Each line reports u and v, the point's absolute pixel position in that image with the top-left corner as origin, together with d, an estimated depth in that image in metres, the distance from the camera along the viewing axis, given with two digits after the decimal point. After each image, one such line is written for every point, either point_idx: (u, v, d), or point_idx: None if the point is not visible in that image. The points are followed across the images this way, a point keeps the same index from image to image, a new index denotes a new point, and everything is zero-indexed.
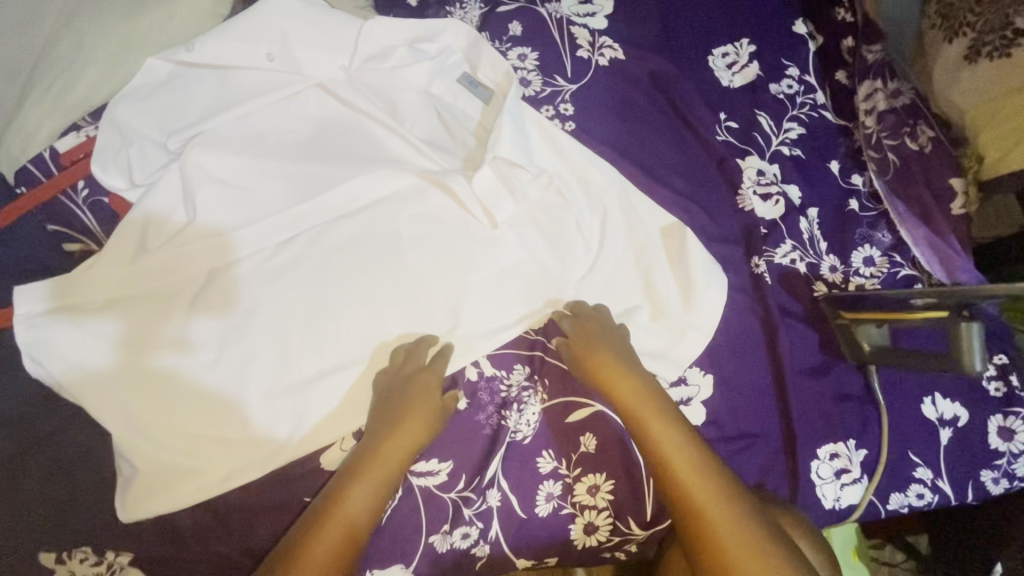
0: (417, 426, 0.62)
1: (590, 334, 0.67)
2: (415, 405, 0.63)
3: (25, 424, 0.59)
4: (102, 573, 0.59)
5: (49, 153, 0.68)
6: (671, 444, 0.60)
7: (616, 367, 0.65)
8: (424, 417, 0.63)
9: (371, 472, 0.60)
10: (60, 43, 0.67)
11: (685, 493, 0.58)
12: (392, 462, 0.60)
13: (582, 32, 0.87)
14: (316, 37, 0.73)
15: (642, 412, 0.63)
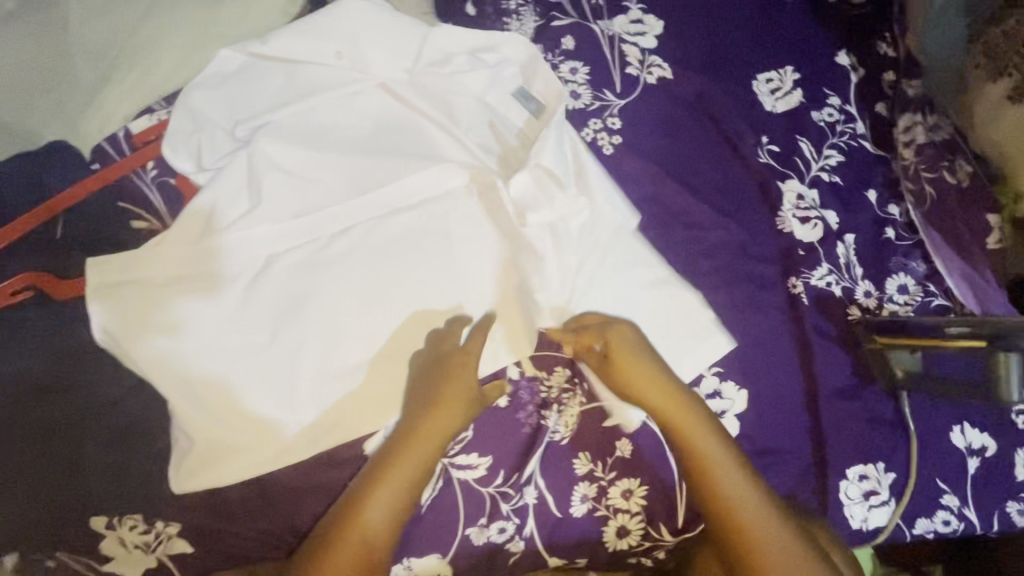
0: (448, 418, 0.63)
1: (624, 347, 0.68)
2: (451, 394, 0.64)
3: (87, 391, 0.61)
4: (149, 541, 0.61)
5: (123, 133, 0.71)
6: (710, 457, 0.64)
7: (652, 380, 0.67)
8: (458, 408, 0.64)
9: (402, 467, 0.61)
10: (145, 32, 0.71)
11: (723, 505, 0.63)
12: (425, 457, 0.62)
13: (632, 50, 0.89)
14: (380, 40, 0.77)
15: (680, 426, 0.66)
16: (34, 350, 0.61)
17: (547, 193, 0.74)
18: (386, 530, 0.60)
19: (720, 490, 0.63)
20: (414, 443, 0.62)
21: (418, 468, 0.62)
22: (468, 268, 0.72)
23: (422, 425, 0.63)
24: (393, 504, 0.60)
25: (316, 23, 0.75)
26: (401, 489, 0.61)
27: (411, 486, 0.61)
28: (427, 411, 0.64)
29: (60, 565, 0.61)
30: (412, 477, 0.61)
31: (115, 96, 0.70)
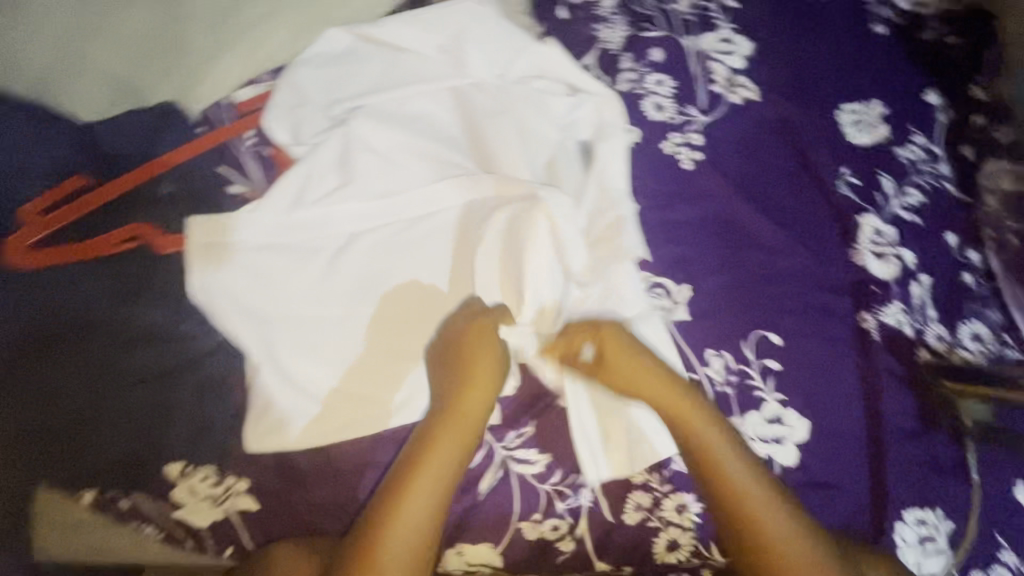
0: (476, 408, 0.64)
1: (614, 344, 0.68)
2: (475, 377, 0.64)
3: (176, 342, 0.64)
4: (218, 494, 0.63)
5: (226, 101, 0.74)
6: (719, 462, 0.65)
7: (648, 381, 0.68)
8: (483, 396, 0.64)
9: (436, 463, 0.61)
10: (266, 19, 0.77)
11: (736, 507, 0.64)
12: (457, 450, 0.62)
13: (720, 68, 0.89)
14: (483, 39, 0.79)
15: (685, 427, 0.66)
16: (137, 296, 0.63)
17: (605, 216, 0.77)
18: (428, 526, 0.60)
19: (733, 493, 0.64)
20: (443, 439, 0.62)
21: (452, 465, 0.62)
22: (524, 271, 0.70)
23: (448, 418, 0.63)
24: (434, 501, 0.60)
25: (426, 17, 0.78)
26: (437, 486, 0.61)
27: (447, 484, 0.61)
28: (452, 402, 0.64)
29: (133, 508, 0.62)
30: (447, 472, 0.61)
31: (231, 68, 0.75)
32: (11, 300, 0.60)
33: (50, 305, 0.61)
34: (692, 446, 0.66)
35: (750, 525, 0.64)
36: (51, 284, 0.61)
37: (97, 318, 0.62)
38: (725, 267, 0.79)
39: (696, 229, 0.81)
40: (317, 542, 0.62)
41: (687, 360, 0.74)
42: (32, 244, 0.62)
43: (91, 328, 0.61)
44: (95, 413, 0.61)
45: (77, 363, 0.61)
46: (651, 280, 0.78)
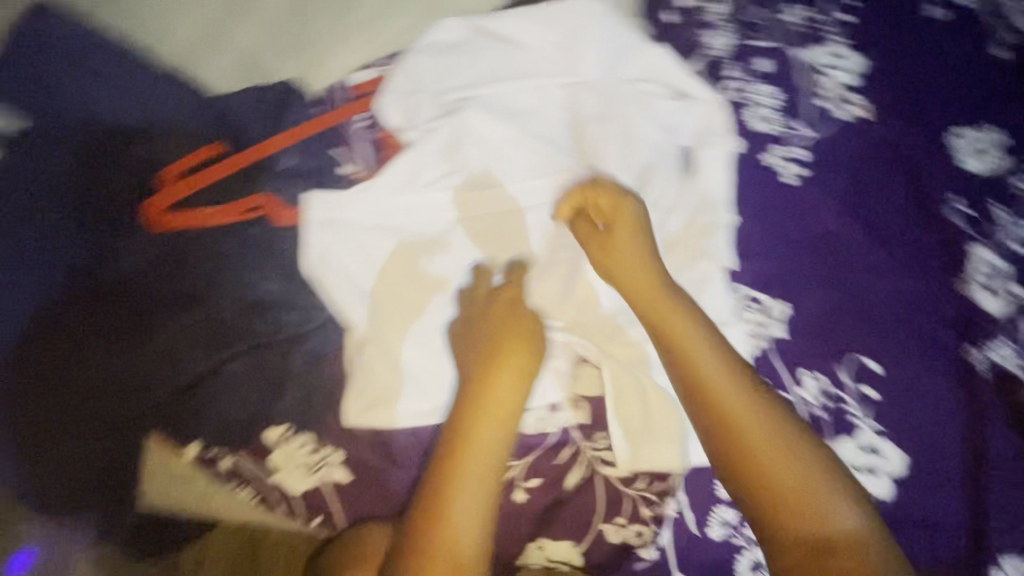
0: (512, 394, 0.62)
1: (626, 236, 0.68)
2: (503, 356, 0.63)
3: (286, 312, 0.65)
4: (314, 462, 0.64)
5: (340, 83, 0.75)
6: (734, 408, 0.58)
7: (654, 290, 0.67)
8: (516, 380, 0.63)
9: (479, 453, 0.59)
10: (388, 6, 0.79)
11: (764, 467, 0.56)
12: (498, 438, 0.60)
13: (830, 83, 0.87)
14: (595, 38, 0.79)
15: (693, 370, 0.61)
16: (252, 266, 0.65)
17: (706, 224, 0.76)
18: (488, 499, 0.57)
19: (754, 448, 0.57)
20: (483, 427, 0.60)
21: (493, 452, 0.59)
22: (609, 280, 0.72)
23: (484, 401, 0.61)
24: (483, 494, 0.57)
25: (541, 13, 0.79)
26: (482, 476, 0.58)
27: (492, 476, 0.58)
28: (486, 386, 0.62)
29: (233, 468, 0.63)
30: (490, 462, 0.59)
31: (352, 53, 0.77)
32: (141, 260, 0.63)
33: (174, 267, 0.64)
34: (705, 394, 0.60)
35: (778, 490, 0.55)
36: (178, 249, 0.64)
37: (217, 285, 0.64)
38: (824, 285, 0.78)
39: (794, 248, 0.81)
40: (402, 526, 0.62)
41: (779, 376, 0.78)
42: (163, 207, 0.65)
43: (195, 295, 0.63)
44: (207, 374, 0.63)
45: (194, 325, 0.63)
46: (749, 295, 0.81)
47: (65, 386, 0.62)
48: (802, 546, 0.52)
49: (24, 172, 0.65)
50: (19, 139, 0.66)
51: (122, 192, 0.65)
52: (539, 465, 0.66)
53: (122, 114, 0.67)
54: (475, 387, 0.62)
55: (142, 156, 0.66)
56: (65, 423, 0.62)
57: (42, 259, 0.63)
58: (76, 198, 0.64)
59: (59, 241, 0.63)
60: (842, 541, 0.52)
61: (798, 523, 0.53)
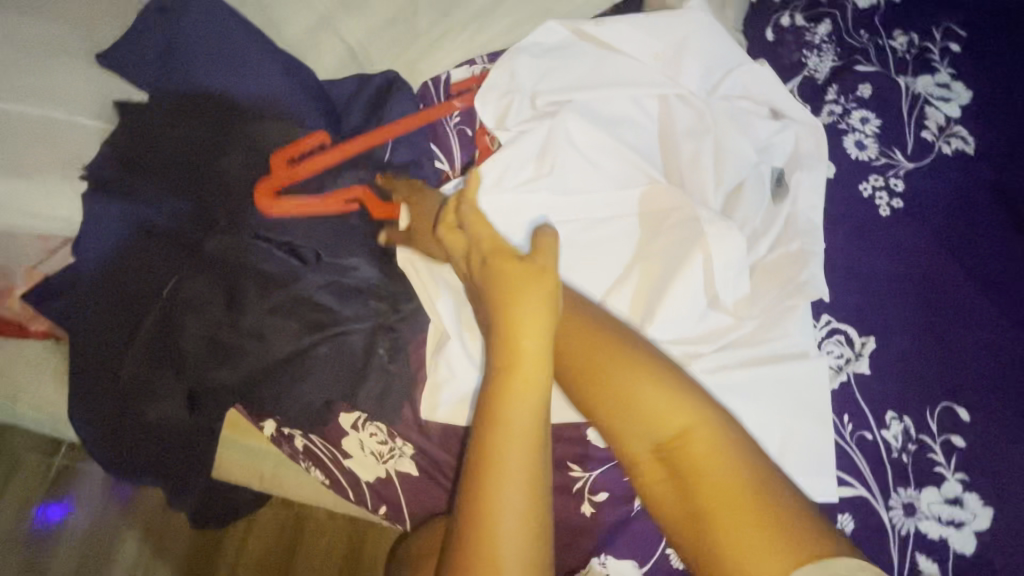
0: (541, 399, 0.49)
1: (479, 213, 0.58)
2: (520, 357, 0.49)
3: (368, 298, 0.65)
4: (384, 450, 0.65)
5: (445, 77, 0.77)
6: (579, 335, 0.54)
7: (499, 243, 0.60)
8: (539, 381, 0.49)
9: (512, 479, 0.48)
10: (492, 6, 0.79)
11: (594, 378, 0.53)
12: (533, 456, 0.49)
13: (934, 115, 0.84)
14: (700, 52, 0.77)
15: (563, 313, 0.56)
16: (345, 254, 0.66)
17: (798, 249, 0.73)
18: (534, 486, 0.49)
19: (607, 376, 0.53)
20: (510, 448, 0.48)
21: (527, 476, 0.48)
22: (687, 302, 0.68)
23: (502, 412, 0.48)
24: (532, 523, 0.48)
25: (649, 20, 0.77)
26: (524, 505, 0.48)
27: (536, 501, 0.49)
28: (506, 396, 0.48)
29: (307, 450, 0.67)
30: (531, 487, 0.48)
31: (452, 48, 0.77)
32: (239, 240, 0.64)
33: (271, 250, 0.64)
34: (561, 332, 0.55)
35: (634, 414, 0.52)
36: (277, 233, 0.65)
37: (310, 270, 0.65)
38: (917, 326, 0.74)
39: (886, 281, 0.76)
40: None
41: (864, 416, 0.70)
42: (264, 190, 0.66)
43: (265, 283, 0.64)
44: (292, 357, 0.63)
45: (285, 308, 0.64)
46: (831, 326, 0.73)
47: (160, 357, 0.63)
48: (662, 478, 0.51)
49: (128, 140, 0.66)
50: (130, 110, 0.67)
51: (228, 172, 0.66)
52: (608, 479, 0.65)
53: (234, 96, 0.68)
54: (490, 395, 0.49)
55: (251, 138, 0.67)
56: (155, 392, 0.63)
57: (146, 232, 0.64)
58: (180, 174, 0.66)
59: (165, 215, 0.65)
60: (700, 459, 0.50)
61: (643, 441, 0.52)
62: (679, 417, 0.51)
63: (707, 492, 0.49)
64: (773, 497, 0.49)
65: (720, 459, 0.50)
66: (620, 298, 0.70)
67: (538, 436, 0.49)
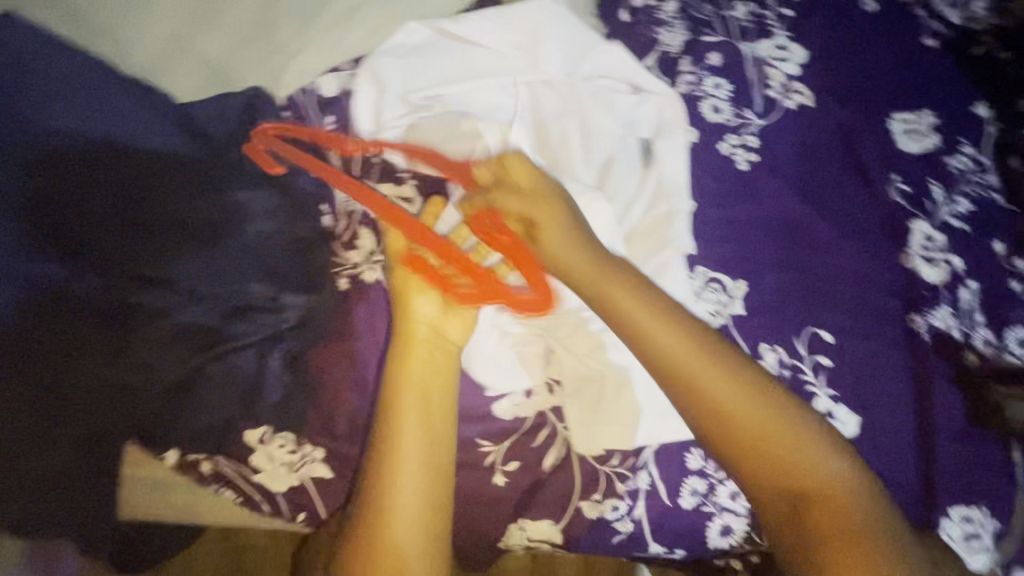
0: (430, 384, 0.63)
1: (551, 230, 0.67)
2: (414, 355, 0.63)
3: (256, 312, 0.66)
4: (295, 460, 0.66)
5: (310, 87, 0.76)
6: (726, 395, 0.64)
7: (607, 284, 0.67)
8: (432, 373, 0.64)
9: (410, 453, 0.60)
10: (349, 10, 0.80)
11: (739, 431, 0.63)
12: (428, 436, 0.61)
13: (776, 74, 0.92)
14: (556, 38, 0.83)
15: (696, 374, 0.65)
16: (233, 271, 0.66)
17: (665, 210, 0.80)
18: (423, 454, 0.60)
19: (761, 429, 0.63)
20: (406, 426, 0.60)
21: (422, 447, 0.60)
22: None
23: (395, 402, 0.61)
24: (425, 492, 0.59)
25: (502, 15, 0.82)
26: (417, 478, 0.59)
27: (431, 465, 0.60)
28: (399, 385, 0.62)
29: (214, 472, 0.65)
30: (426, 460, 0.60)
31: (315, 57, 0.77)
32: (124, 273, 0.63)
33: (155, 277, 0.64)
34: (694, 394, 0.64)
35: (778, 463, 0.62)
36: (151, 265, 0.64)
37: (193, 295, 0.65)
38: (784, 265, 0.81)
39: (750, 227, 0.83)
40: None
41: (742, 351, 0.77)
42: (139, 219, 0.65)
43: (148, 314, 0.63)
44: (190, 381, 0.64)
45: (179, 332, 0.64)
46: (708, 276, 0.80)
47: (48, 406, 0.60)
48: (791, 520, 0.61)
49: None
50: None
51: (98, 207, 0.64)
52: (516, 449, 0.69)
53: (83, 128, 0.66)
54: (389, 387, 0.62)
55: (119, 170, 0.65)
56: (38, 444, 0.60)
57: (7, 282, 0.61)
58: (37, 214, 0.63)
59: (30, 259, 0.62)
60: (830, 509, 0.60)
61: (777, 488, 0.62)
62: (777, 421, 0.63)
63: (825, 529, 0.60)
64: (877, 545, 0.59)
65: (799, 451, 0.62)
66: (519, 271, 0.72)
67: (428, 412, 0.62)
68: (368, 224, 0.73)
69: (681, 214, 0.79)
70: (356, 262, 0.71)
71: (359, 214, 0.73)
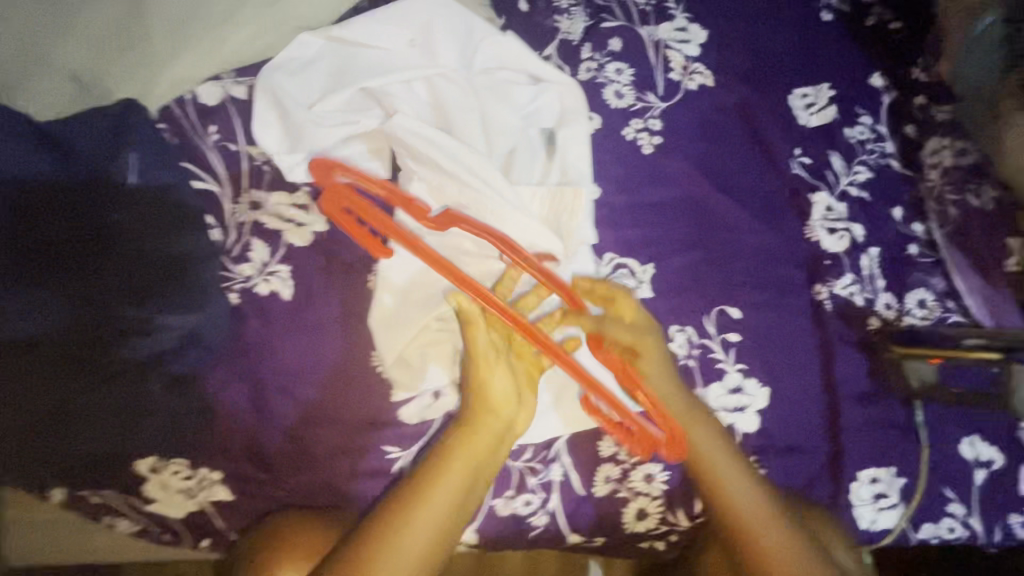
0: (481, 461, 0.62)
1: (654, 371, 0.69)
2: (477, 434, 0.62)
3: (130, 337, 0.62)
4: (189, 486, 0.64)
5: (190, 96, 0.74)
6: (767, 525, 0.64)
7: (703, 422, 0.68)
8: (491, 445, 0.63)
9: (426, 521, 0.59)
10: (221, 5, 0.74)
11: (760, 555, 0.64)
12: (454, 511, 0.60)
13: (676, 57, 0.92)
14: (448, 31, 0.80)
15: (751, 501, 0.66)
16: (107, 295, 0.62)
17: (569, 201, 0.76)
18: (438, 524, 0.59)
19: (779, 557, 0.63)
20: (438, 492, 0.60)
21: (443, 515, 0.60)
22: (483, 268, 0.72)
23: (444, 465, 0.61)
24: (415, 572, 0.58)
25: (390, 13, 0.79)
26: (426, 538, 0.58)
27: (439, 539, 0.59)
28: (448, 458, 0.61)
29: (102, 504, 0.63)
30: (437, 518, 0.59)
31: (191, 59, 0.72)
32: (38, 300, 0.59)
33: (70, 306, 0.60)
34: (740, 518, 0.65)
35: None
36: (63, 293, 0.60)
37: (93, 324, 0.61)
38: (691, 246, 0.82)
39: (657, 210, 0.83)
40: (293, 523, 0.63)
41: None
42: (48, 240, 0.61)
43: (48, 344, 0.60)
44: (61, 411, 0.60)
45: (54, 365, 0.60)
46: (616, 261, 0.80)
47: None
48: None
49: None
50: None
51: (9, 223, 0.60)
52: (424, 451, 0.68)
53: None
54: (442, 452, 0.62)
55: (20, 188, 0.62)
56: None
57: None
58: None
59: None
60: None
61: None
62: (778, 524, 0.65)
63: None
64: None
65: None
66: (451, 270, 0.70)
67: (465, 488, 0.61)
68: (261, 235, 0.72)
69: (582, 206, 0.77)
70: (248, 275, 0.70)
71: (250, 226, 0.72)
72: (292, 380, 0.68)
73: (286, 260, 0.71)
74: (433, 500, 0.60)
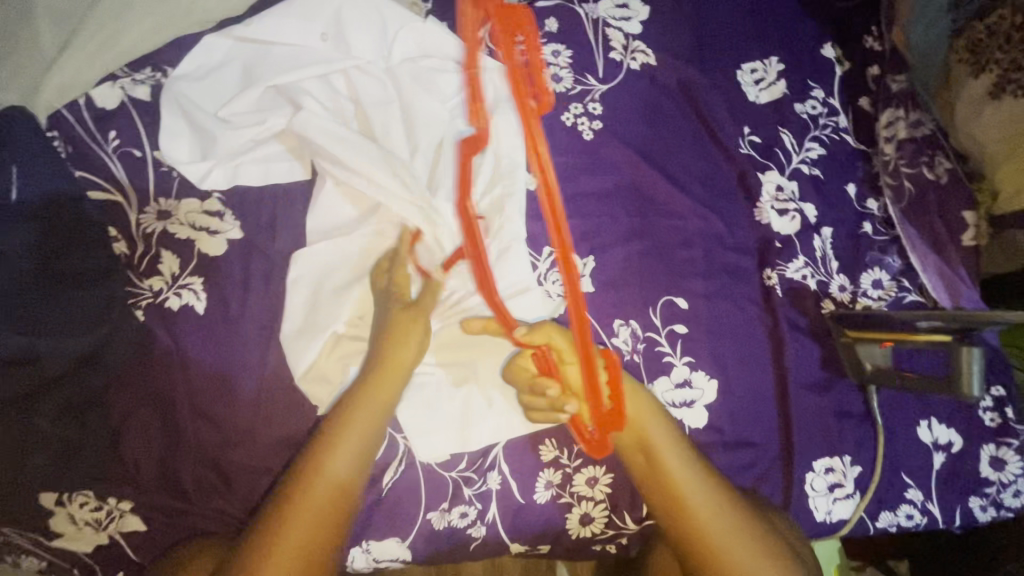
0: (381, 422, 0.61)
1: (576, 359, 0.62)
2: (380, 392, 0.61)
3: (19, 369, 0.57)
4: (100, 517, 0.62)
5: (84, 100, 0.69)
6: (686, 474, 0.62)
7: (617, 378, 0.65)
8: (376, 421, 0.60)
9: (320, 491, 0.56)
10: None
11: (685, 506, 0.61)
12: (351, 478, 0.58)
13: (616, 35, 0.87)
14: (361, 20, 0.74)
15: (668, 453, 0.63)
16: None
17: (501, 194, 0.74)
18: (334, 496, 0.57)
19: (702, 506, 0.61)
20: (335, 459, 0.57)
21: (339, 485, 0.57)
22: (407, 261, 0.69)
23: (339, 432, 0.59)
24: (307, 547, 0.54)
25: (297, 6, 0.73)
26: (314, 533, 0.55)
27: (336, 510, 0.57)
28: (344, 421, 0.59)
29: (9, 542, 0.61)
30: (329, 505, 0.56)
31: (82, 61, 0.67)
32: None
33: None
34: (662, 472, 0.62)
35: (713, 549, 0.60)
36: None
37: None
38: (635, 235, 0.78)
39: (599, 200, 0.79)
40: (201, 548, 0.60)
41: (593, 330, 0.73)
42: None
43: None
44: None
45: None
46: (555, 255, 0.75)
47: None
48: None
49: None
50: None
51: None
52: None
53: None
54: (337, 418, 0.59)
55: None
56: None
57: None
58: None
59: None
60: None
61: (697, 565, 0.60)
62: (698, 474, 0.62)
63: None
64: None
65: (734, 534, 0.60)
66: (343, 282, 0.68)
67: (363, 453, 0.59)
68: (170, 245, 0.67)
69: (515, 201, 0.74)
70: (158, 289, 0.66)
71: (159, 236, 0.67)
72: (206, 402, 0.64)
73: (198, 272, 0.67)
74: (327, 471, 0.57)
